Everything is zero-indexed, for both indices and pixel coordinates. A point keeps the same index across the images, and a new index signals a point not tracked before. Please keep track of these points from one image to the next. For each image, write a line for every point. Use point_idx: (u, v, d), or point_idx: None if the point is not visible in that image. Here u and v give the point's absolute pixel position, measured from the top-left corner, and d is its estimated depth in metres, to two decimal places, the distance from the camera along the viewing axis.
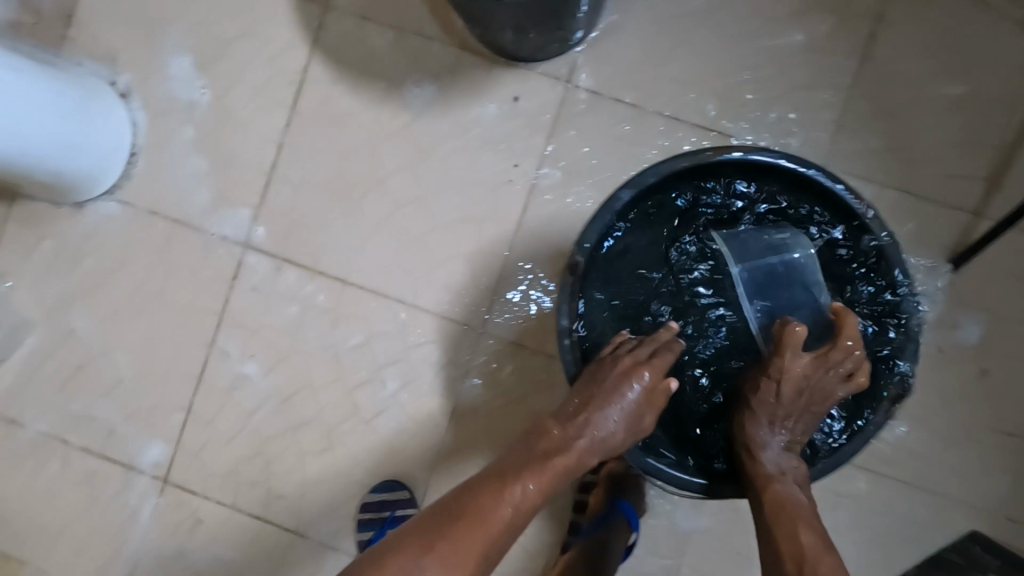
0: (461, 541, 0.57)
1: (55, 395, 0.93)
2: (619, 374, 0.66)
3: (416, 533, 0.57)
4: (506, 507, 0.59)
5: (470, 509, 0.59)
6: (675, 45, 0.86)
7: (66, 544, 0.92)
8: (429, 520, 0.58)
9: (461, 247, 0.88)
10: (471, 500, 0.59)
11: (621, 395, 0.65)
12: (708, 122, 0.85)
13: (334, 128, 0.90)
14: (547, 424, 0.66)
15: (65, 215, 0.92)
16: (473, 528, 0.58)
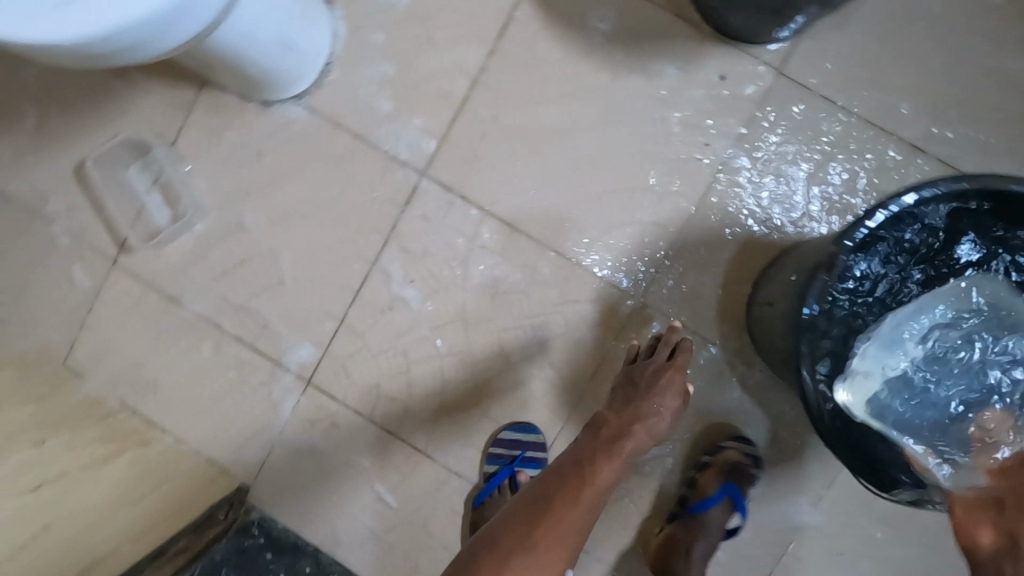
0: (559, 521, 0.65)
1: (217, 282, 0.97)
2: (656, 370, 0.80)
3: (516, 522, 0.65)
4: (591, 482, 0.69)
5: (560, 496, 0.67)
6: (900, 49, 0.86)
7: (206, 422, 0.98)
8: (528, 500, 0.68)
9: (636, 212, 0.90)
10: (560, 490, 0.68)
11: (664, 385, 0.79)
12: (917, 129, 0.86)
13: (532, 73, 0.90)
14: (605, 418, 0.78)
15: (251, 110, 0.94)
16: (568, 501, 0.67)
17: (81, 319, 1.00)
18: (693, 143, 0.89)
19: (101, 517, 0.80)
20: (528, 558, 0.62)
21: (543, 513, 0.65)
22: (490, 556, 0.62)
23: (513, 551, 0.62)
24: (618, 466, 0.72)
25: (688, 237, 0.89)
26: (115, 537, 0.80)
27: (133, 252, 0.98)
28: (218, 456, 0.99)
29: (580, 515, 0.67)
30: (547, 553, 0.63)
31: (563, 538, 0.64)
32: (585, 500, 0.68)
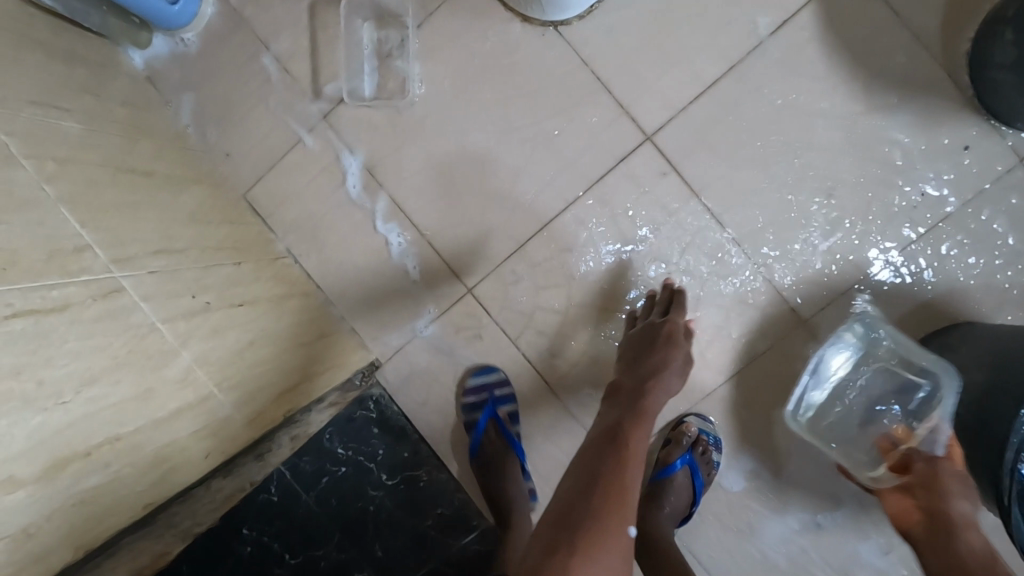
0: (616, 492, 0.65)
1: (415, 170, 1.00)
2: (663, 341, 0.84)
3: (579, 507, 0.64)
4: (628, 443, 0.71)
5: (611, 469, 0.68)
6: None
7: (361, 293, 1.03)
8: (577, 473, 0.69)
9: (833, 243, 0.93)
10: (606, 464, 0.68)
11: (675, 357, 0.83)
12: None
13: (788, 79, 0.91)
14: (619, 383, 0.81)
15: (506, 20, 0.96)
16: (615, 465, 0.68)
17: (273, 160, 1.03)
18: (911, 196, 0.91)
19: (287, 348, 0.86)
20: (595, 523, 0.62)
21: (595, 483, 0.66)
22: (558, 531, 0.62)
23: (581, 519, 0.62)
24: (646, 423, 0.75)
25: (872, 280, 0.93)
26: (296, 374, 0.86)
27: (345, 115, 1.00)
28: (361, 329, 1.04)
29: (628, 474, 0.68)
30: (609, 522, 0.62)
31: (620, 501, 0.65)
32: (631, 462, 0.69)
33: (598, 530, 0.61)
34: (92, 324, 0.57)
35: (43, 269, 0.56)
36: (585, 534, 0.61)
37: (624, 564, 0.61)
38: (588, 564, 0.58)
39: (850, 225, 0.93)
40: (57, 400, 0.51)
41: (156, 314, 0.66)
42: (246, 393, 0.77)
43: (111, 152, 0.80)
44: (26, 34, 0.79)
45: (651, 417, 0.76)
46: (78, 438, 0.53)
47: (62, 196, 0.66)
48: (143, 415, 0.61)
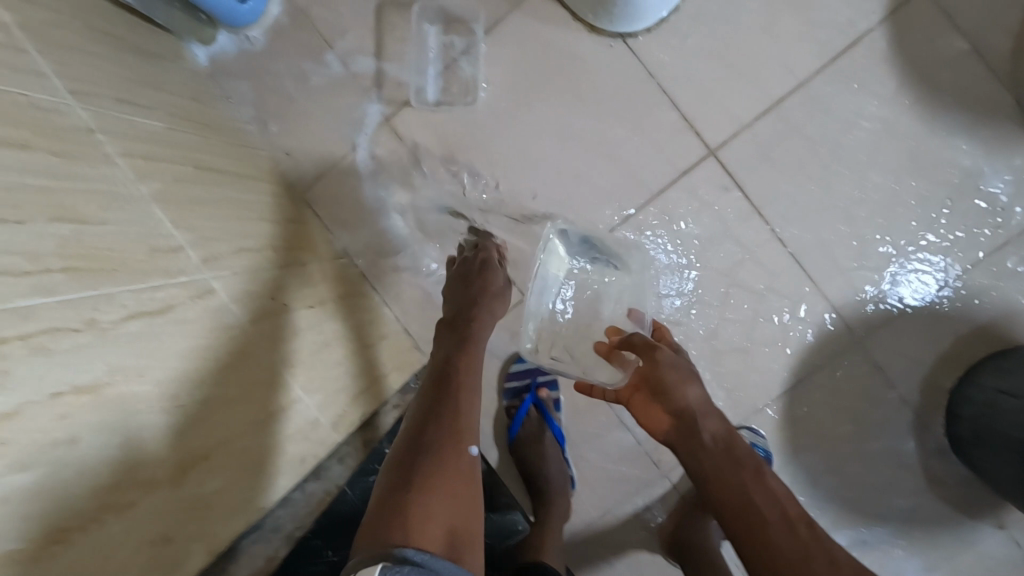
0: (451, 427, 0.64)
1: (476, 175, 1.00)
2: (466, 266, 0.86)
3: (413, 449, 0.61)
4: (459, 378, 0.70)
5: (449, 407, 0.66)
6: None
7: (415, 295, 1.03)
8: (418, 416, 0.66)
9: (893, 262, 0.94)
10: (443, 403, 0.66)
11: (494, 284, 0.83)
12: None
13: (855, 98, 0.92)
14: (449, 321, 0.79)
15: (575, 29, 0.96)
16: (449, 399, 0.67)
17: (333, 158, 1.03)
18: (972, 221, 0.92)
19: (353, 351, 0.87)
20: (430, 462, 0.60)
21: (432, 420, 0.64)
22: (395, 475, 0.59)
23: (417, 460, 0.60)
24: (475, 356, 0.74)
25: (930, 301, 0.94)
26: (361, 377, 0.87)
27: (408, 117, 1.01)
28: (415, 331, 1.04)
29: (463, 405, 0.67)
30: (447, 451, 0.61)
31: (454, 430, 0.64)
32: (467, 394, 0.69)
33: (437, 465, 0.59)
34: (193, 325, 0.58)
35: (147, 270, 0.57)
36: (423, 472, 0.59)
37: (467, 488, 0.60)
38: (427, 499, 0.56)
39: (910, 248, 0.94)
40: (175, 404, 0.53)
41: (244, 317, 0.67)
42: (325, 396, 0.77)
43: (189, 151, 0.80)
44: (103, 28, 0.80)
45: (481, 346, 0.77)
46: (194, 442, 0.54)
47: (154, 192, 0.66)
48: (239, 420, 0.61)
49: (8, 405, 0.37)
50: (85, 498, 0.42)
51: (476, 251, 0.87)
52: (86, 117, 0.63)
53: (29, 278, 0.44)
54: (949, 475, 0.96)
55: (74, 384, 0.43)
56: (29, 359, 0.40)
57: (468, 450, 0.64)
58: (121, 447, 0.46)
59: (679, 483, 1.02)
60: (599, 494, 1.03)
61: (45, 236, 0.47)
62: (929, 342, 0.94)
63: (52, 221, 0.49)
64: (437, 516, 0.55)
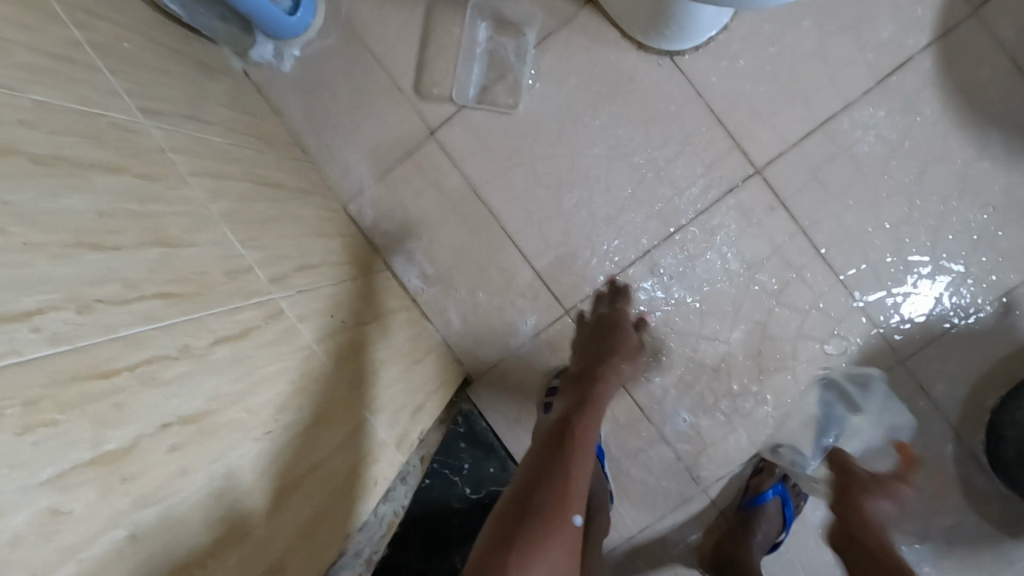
0: (560, 496, 0.63)
1: (521, 191, 1.00)
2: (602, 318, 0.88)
3: (518, 507, 0.62)
4: (574, 445, 0.69)
5: (560, 473, 0.66)
6: None
7: (457, 309, 1.03)
8: (529, 475, 0.66)
9: (937, 283, 0.94)
10: (556, 468, 0.66)
11: (625, 343, 0.84)
12: None
13: (902, 120, 0.93)
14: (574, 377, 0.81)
15: (622, 47, 0.96)
16: (561, 462, 0.67)
17: (377, 171, 1.03)
18: (1014, 242, 0.93)
19: (410, 365, 0.87)
20: (534, 522, 0.60)
21: (541, 481, 0.64)
22: (497, 535, 0.59)
23: (520, 517, 0.60)
24: (594, 423, 0.74)
25: (973, 321, 0.94)
26: (418, 392, 0.86)
27: (454, 130, 1.00)
28: (457, 345, 1.04)
29: (572, 473, 0.66)
30: (552, 520, 0.61)
31: (560, 497, 0.63)
32: (578, 461, 0.68)
33: (537, 531, 0.59)
34: (271, 347, 0.58)
35: (228, 293, 0.57)
36: (522, 537, 0.58)
37: (564, 560, 0.60)
38: (525, 567, 0.56)
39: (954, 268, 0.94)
40: (266, 430, 0.53)
41: (310, 336, 0.67)
42: (391, 413, 0.76)
43: (248, 167, 0.79)
44: (165, 43, 0.80)
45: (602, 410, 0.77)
46: (285, 469, 0.54)
47: (222, 210, 0.66)
48: (326, 442, 0.61)
49: (128, 440, 0.38)
50: (200, 533, 0.43)
51: (613, 309, 0.88)
52: (159, 135, 0.63)
53: (132, 307, 0.44)
54: (987, 494, 0.96)
55: (180, 415, 0.43)
56: (139, 391, 0.41)
57: (573, 521, 0.63)
58: (225, 477, 0.46)
59: (717, 497, 1.02)
60: (639, 510, 1.03)
61: (139, 261, 0.48)
62: (971, 361, 0.95)
63: (142, 246, 0.49)
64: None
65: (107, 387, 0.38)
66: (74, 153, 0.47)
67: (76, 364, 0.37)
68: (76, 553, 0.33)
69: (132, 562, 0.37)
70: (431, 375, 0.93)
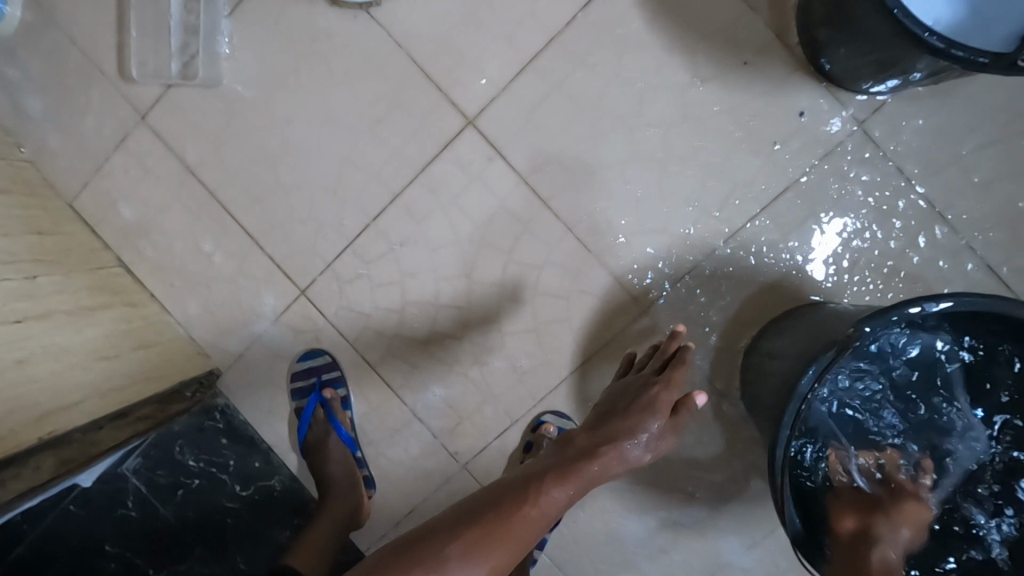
0: (486, 543, 0.62)
1: (238, 169, 0.95)
2: (643, 408, 0.73)
3: (438, 534, 0.63)
4: (533, 504, 0.65)
5: (499, 517, 0.64)
6: (966, 135, 0.82)
7: (196, 300, 0.99)
8: (463, 508, 0.66)
9: (672, 223, 0.87)
10: (497, 511, 0.64)
11: (644, 429, 0.71)
12: (957, 225, 0.83)
13: (612, 50, 0.85)
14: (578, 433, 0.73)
15: (317, 5, 0.90)
16: (500, 522, 0.64)
17: (96, 164, 0.98)
18: (750, 168, 0.85)
19: (73, 364, 0.81)
20: (434, 561, 0.61)
21: (473, 530, 0.63)
22: (393, 555, 0.62)
23: (425, 554, 0.61)
24: (566, 493, 0.67)
25: (712, 262, 0.87)
26: (80, 391, 0.81)
27: (164, 113, 0.96)
28: (200, 337, 0.99)
29: (514, 531, 0.63)
30: (450, 571, 0.60)
31: (477, 564, 0.61)
32: (524, 513, 0.64)
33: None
34: None
35: None
36: (419, 573, 0.60)
37: None
38: None
39: (688, 202, 0.87)
40: None
41: None
42: (11, 420, 0.71)
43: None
44: None
45: (590, 484, 0.68)
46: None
47: None
48: None
49: None
50: None
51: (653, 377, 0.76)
52: None
53: None
54: (752, 445, 0.89)
55: None
56: None
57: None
58: None
59: None
60: (402, 493, 0.98)
61: None
62: (714, 301, 0.88)
63: None
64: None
65: None
66: None
67: None
68: None
69: None
70: (118, 376, 0.87)
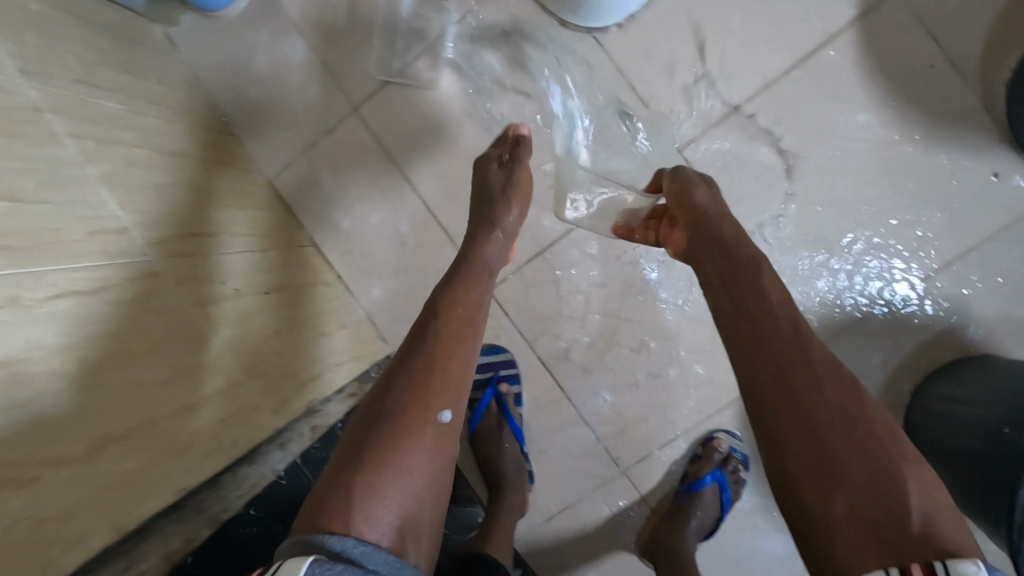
0: (423, 382, 0.63)
1: (444, 167, 1.01)
2: (505, 204, 0.84)
3: (378, 399, 0.62)
4: (444, 330, 0.68)
5: (428, 354, 0.65)
6: None
7: (382, 286, 1.04)
8: (389, 368, 0.66)
9: (859, 267, 0.93)
10: (423, 349, 0.66)
11: (501, 216, 0.83)
12: None
13: (822, 100, 0.91)
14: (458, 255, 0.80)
15: (545, 25, 0.96)
16: (428, 360, 0.65)
17: (301, 147, 1.03)
18: (936, 225, 0.91)
19: (309, 338, 0.87)
20: (393, 420, 0.60)
21: (409, 377, 0.63)
22: (353, 440, 0.60)
23: (385, 415, 0.60)
24: (466, 303, 0.72)
25: (894, 307, 0.93)
26: (317, 364, 0.88)
27: (377, 107, 1.01)
28: (380, 323, 1.04)
29: (436, 356, 0.65)
30: (411, 419, 0.60)
31: (423, 396, 0.62)
32: (444, 343, 0.67)
33: (396, 436, 0.59)
34: (126, 305, 0.58)
35: (83, 250, 0.57)
36: (383, 436, 0.59)
37: (422, 457, 0.59)
38: (379, 476, 0.56)
39: (851, 266, 0.93)
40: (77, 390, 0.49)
41: (188, 300, 0.68)
42: (271, 380, 0.78)
43: (135, 138, 0.76)
44: (75, 12, 0.80)
45: (477, 296, 0.74)
46: (118, 422, 0.53)
47: (101, 174, 0.67)
48: (174, 396, 0.61)
49: None
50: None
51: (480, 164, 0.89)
52: (36, 96, 0.63)
53: None
54: None
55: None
56: None
57: (438, 418, 0.62)
58: (27, 425, 0.44)
59: (649, 494, 1.02)
60: (557, 488, 1.04)
61: None
62: (888, 344, 0.93)
63: None
64: (391, 487, 0.56)
65: None
66: None
67: None
68: None
69: None
70: (337, 348, 0.92)
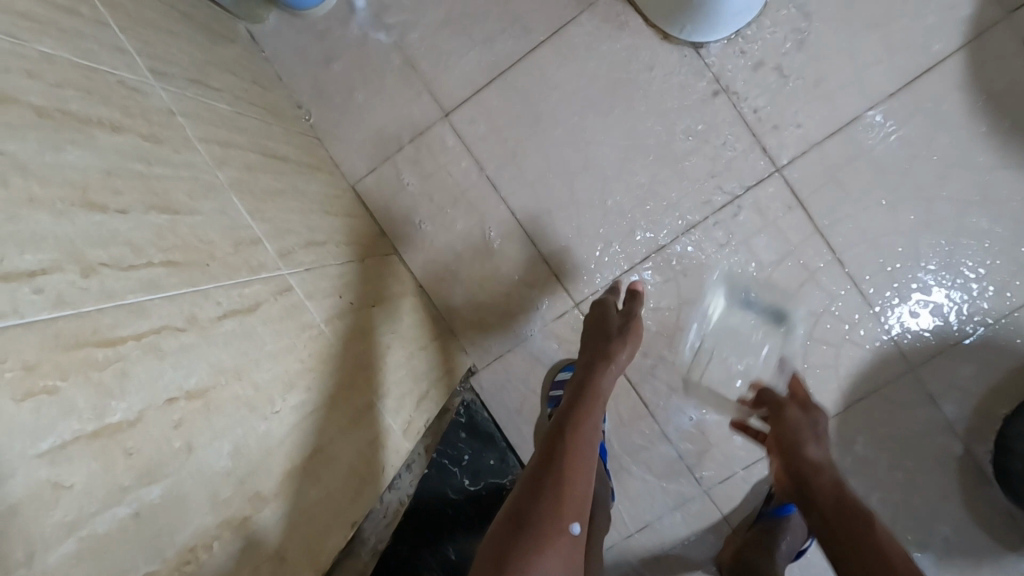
0: (557, 499, 0.60)
1: (535, 178, 0.98)
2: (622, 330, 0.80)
3: (513, 515, 0.60)
4: (574, 448, 0.65)
5: (559, 472, 0.63)
6: None
7: (466, 297, 1.02)
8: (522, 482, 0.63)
9: (955, 293, 0.93)
10: (555, 467, 0.63)
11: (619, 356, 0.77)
12: None
13: (927, 124, 0.91)
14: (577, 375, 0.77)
15: (647, 37, 0.94)
16: (559, 475, 0.62)
17: (388, 152, 1.01)
18: None
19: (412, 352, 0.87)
20: (531, 533, 0.57)
21: (538, 490, 0.61)
22: (491, 553, 0.57)
23: (524, 528, 0.58)
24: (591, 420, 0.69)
25: (989, 334, 0.93)
26: (422, 381, 0.89)
27: (468, 115, 0.99)
28: (463, 334, 1.03)
29: (566, 471, 0.63)
30: (547, 530, 0.58)
31: (555, 509, 0.60)
32: (574, 460, 0.64)
33: (529, 545, 0.56)
34: (277, 322, 0.58)
35: (234, 264, 0.55)
36: (522, 547, 0.56)
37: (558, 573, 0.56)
38: None
39: (948, 292, 0.93)
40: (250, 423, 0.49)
41: (319, 316, 0.67)
42: (394, 398, 0.79)
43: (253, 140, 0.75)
44: (182, 9, 0.77)
45: (598, 417, 0.71)
46: (296, 452, 0.54)
47: (231, 178, 0.64)
48: (328, 424, 0.61)
49: (131, 412, 0.37)
50: (184, 527, 0.40)
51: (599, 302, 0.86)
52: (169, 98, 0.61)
53: (136, 273, 0.42)
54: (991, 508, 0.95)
55: (186, 389, 0.42)
56: (142, 360, 0.39)
57: (569, 530, 0.59)
58: (229, 456, 0.46)
59: (730, 514, 1.01)
60: (636, 505, 1.03)
61: (145, 225, 0.45)
62: (980, 371, 0.93)
63: (150, 211, 0.47)
64: None
65: (110, 355, 0.37)
66: (84, 110, 0.44)
67: (79, 327, 0.35)
68: (76, 529, 0.32)
69: (132, 541, 0.36)
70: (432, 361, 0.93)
